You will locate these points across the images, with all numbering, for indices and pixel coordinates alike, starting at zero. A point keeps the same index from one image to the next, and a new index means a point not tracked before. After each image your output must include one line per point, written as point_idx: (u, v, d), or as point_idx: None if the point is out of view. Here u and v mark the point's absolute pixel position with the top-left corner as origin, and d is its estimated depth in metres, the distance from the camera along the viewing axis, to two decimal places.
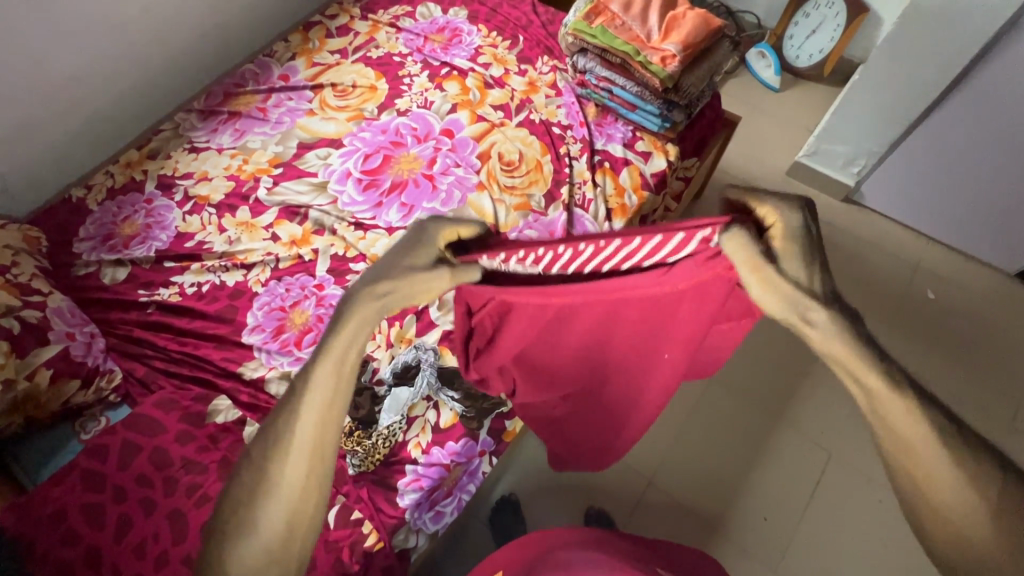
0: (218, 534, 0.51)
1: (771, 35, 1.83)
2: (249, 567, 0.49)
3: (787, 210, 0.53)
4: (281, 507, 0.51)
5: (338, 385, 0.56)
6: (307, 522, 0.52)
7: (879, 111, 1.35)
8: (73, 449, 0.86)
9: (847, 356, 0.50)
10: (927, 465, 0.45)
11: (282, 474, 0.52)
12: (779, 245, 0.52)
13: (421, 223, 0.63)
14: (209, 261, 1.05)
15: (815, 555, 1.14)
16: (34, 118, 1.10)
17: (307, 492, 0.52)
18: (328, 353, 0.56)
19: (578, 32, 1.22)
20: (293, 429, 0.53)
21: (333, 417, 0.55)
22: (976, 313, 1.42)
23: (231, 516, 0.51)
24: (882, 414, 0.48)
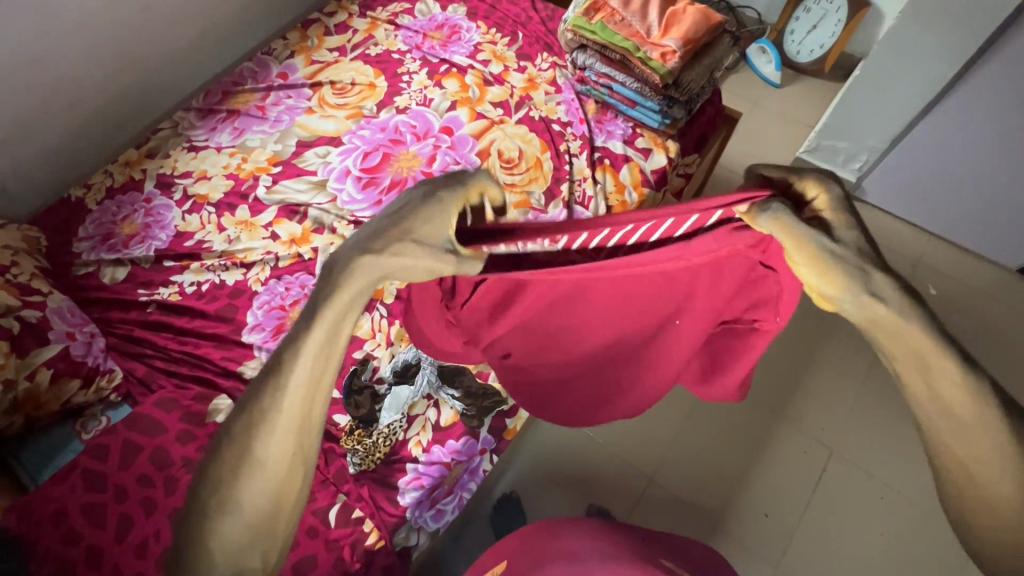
0: (196, 510, 0.44)
1: (770, 30, 1.80)
2: (229, 548, 0.43)
3: (829, 183, 0.55)
4: (264, 483, 0.44)
5: (329, 355, 0.48)
6: (293, 500, 0.46)
7: (878, 108, 1.37)
8: (73, 449, 0.85)
9: (915, 336, 0.50)
10: (984, 457, 0.46)
11: (267, 449, 0.45)
12: (831, 218, 0.54)
13: (434, 188, 0.52)
14: (209, 260, 1.05)
15: (816, 551, 1.14)
16: (33, 118, 1.10)
17: (293, 472, 0.46)
18: (320, 319, 0.48)
19: (578, 28, 1.21)
20: (281, 403, 0.46)
21: (324, 389, 0.48)
22: (978, 309, 1.41)
23: (211, 494, 0.44)
24: (938, 393, 0.49)
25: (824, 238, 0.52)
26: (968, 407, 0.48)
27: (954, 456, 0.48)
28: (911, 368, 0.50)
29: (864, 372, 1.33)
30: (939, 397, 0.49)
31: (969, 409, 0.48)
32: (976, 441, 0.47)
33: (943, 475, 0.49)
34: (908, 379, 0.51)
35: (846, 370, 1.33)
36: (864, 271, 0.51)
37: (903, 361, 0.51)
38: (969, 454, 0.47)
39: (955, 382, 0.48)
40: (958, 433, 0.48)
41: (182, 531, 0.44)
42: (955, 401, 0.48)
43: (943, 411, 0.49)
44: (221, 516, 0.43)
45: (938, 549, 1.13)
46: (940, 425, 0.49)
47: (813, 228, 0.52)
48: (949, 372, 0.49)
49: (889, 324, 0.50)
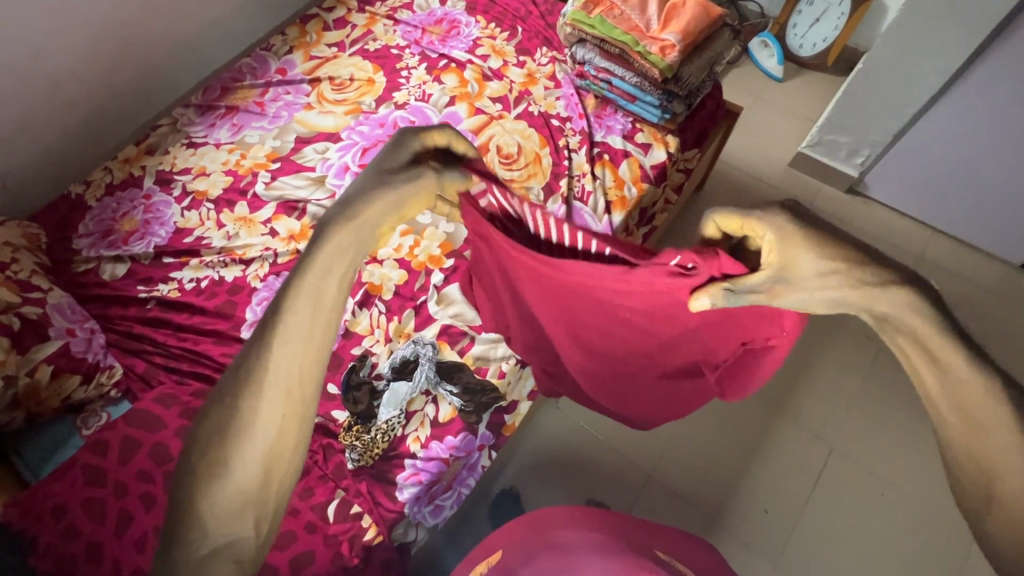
0: (190, 480, 0.52)
1: (774, 23, 1.80)
2: (227, 505, 0.52)
3: (771, 220, 0.54)
4: (258, 448, 0.52)
5: (314, 326, 0.58)
6: (283, 461, 0.54)
7: (881, 104, 1.34)
8: (74, 445, 0.86)
9: (927, 337, 0.50)
10: (995, 450, 0.45)
11: (257, 413, 0.53)
12: (782, 261, 0.54)
13: (401, 134, 0.70)
14: (208, 256, 1.05)
15: (815, 547, 1.13)
16: (32, 114, 1.10)
17: (283, 436, 0.53)
18: (299, 290, 0.58)
19: (576, 22, 1.21)
20: (269, 365, 0.54)
21: (311, 355, 0.57)
22: (981, 305, 1.40)
23: (202, 459, 0.51)
24: (954, 397, 0.48)
25: (790, 287, 0.54)
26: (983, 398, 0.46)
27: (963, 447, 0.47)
28: (924, 365, 0.50)
29: (866, 368, 1.32)
30: (953, 391, 0.48)
31: (979, 401, 0.46)
32: (990, 432, 0.45)
33: (958, 472, 0.48)
34: (922, 375, 0.51)
35: (847, 366, 1.32)
36: (853, 287, 0.51)
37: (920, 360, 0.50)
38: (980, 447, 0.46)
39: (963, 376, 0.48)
40: (970, 427, 0.47)
41: (178, 497, 0.52)
42: (964, 393, 0.47)
43: (958, 404, 0.48)
44: (211, 480, 0.51)
45: (940, 545, 1.13)
46: (953, 421, 0.48)
47: (763, 279, 0.56)
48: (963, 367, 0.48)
49: (892, 319, 0.51)
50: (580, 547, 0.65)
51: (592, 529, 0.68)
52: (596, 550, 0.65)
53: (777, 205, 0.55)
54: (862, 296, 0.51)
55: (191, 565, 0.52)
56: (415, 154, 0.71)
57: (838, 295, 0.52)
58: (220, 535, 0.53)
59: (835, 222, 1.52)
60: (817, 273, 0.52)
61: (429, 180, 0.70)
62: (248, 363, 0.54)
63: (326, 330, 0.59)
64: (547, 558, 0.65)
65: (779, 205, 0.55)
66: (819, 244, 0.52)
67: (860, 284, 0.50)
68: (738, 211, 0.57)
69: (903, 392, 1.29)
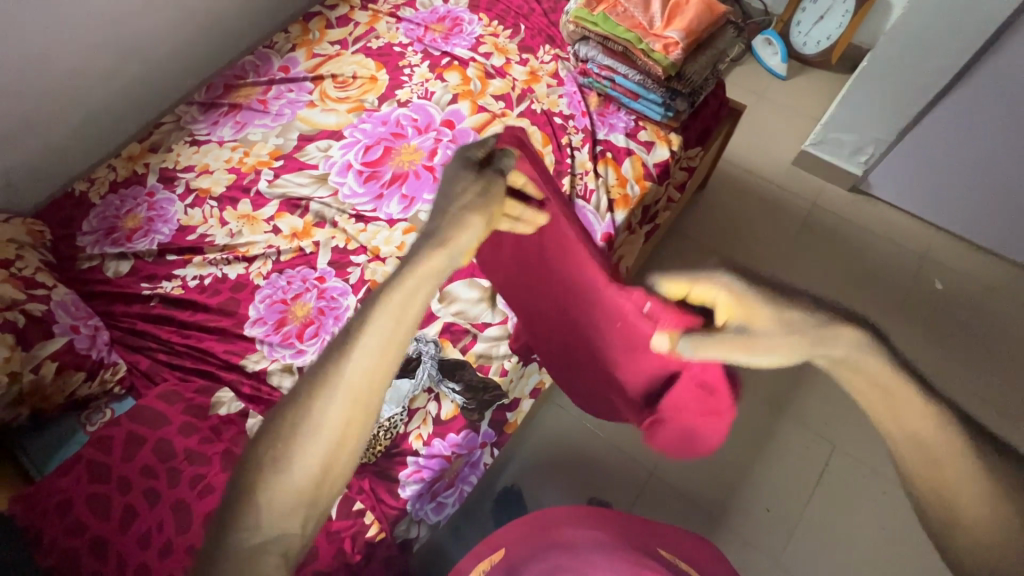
0: (262, 470, 0.67)
1: (777, 21, 1.79)
2: (286, 492, 0.65)
3: (723, 284, 0.77)
4: (318, 448, 0.66)
5: (380, 355, 0.75)
6: (340, 466, 0.68)
7: (886, 101, 1.33)
8: (79, 440, 0.87)
9: (883, 375, 0.70)
10: (948, 481, 0.63)
11: (324, 417, 0.68)
12: (743, 316, 0.74)
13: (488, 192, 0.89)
14: (211, 253, 1.05)
15: (818, 545, 1.14)
16: (35, 112, 1.10)
17: (344, 438, 0.68)
18: (370, 326, 0.77)
19: (580, 19, 1.21)
20: (340, 376, 0.71)
21: (371, 381, 0.72)
22: (984, 304, 1.40)
23: (272, 453, 0.67)
24: (911, 433, 0.67)
25: (758, 336, 0.73)
26: (939, 437, 0.64)
27: (917, 464, 0.65)
28: (879, 400, 0.70)
29: None
30: (898, 421, 0.68)
31: (940, 442, 0.64)
32: (946, 465, 0.63)
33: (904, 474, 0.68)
34: (885, 411, 0.70)
35: None
36: (807, 333, 0.72)
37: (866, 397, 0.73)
38: (933, 468, 0.64)
39: (921, 421, 0.66)
40: (922, 452, 0.65)
41: (250, 479, 0.67)
42: (918, 428, 0.66)
43: (913, 433, 0.67)
44: (280, 467, 0.66)
45: None
46: (908, 445, 0.67)
47: (734, 333, 0.74)
48: (912, 405, 0.67)
49: (848, 360, 0.72)
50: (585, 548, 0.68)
51: (593, 528, 0.70)
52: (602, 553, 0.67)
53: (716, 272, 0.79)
54: (809, 342, 0.72)
55: (246, 542, 0.64)
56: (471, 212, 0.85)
57: (790, 338, 0.73)
58: (273, 524, 0.65)
59: (838, 221, 1.52)
60: (777, 321, 0.73)
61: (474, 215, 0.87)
62: (322, 374, 0.72)
63: (390, 354, 0.76)
64: (552, 557, 0.68)
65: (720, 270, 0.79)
66: (765, 299, 0.74)
67: (811, 328, 0.72)
68: (690, 276, 0.79)
69: None
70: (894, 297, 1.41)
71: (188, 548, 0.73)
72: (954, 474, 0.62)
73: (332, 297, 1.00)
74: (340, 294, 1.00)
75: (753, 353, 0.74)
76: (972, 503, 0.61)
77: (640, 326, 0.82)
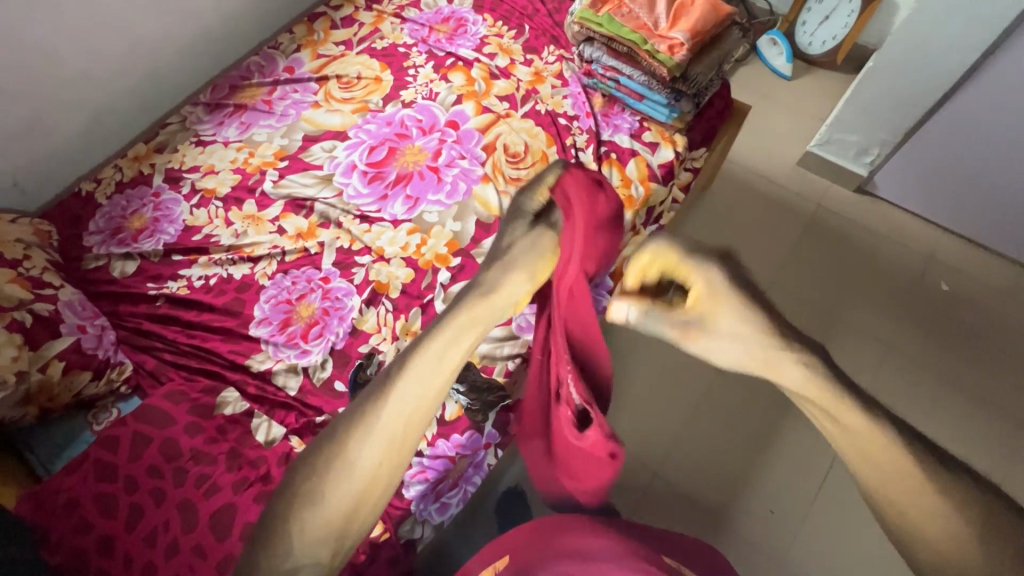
0: (290, 501, 0.58)
1: (782, 21, 1.79)
2: (312, 533, 0.57)
3: (704, 273, 0.71)
4: (350, 486, 0.58)
5: (422, 393, 0.65)
6: (370, 504, 0.60)
7: (892, 103, 1.32)
8: (85, 440, 0.88)
9: (820, 394, 0.56)
10: (912, 497, 0.47)
11: (359, 456, 0.60)
12: (707, 310, 0.68)
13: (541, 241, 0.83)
14: (216, 254, 1.06)
15: (821, 548, 1.13)
16: (42, 113, 1.11)
17: (374, 483, 0.59)
18: (420, 359, 0.67)
19: (584, 20, 1.20)
20: (379, 416, 0.62)
21: (418, 417, 0.64)
22: (990, 305, 1.39)
23: (305, 484, 0.59)
24: (862, 450, 0.51)
25: (707, 331, 0.67)
26: (888, 454, 0.50)
27: (886, 498, 0.49)
28: (824, 417, 0.55)
29: (874, 368, 1.32)
30: (867, 453, 0.51)
31: (883, 454, 0.50)
32: (896, 483, 0.48)
33: (885, 523, 0.49)
34: (827, 431, 0.55)
35: (855, 367, 1.32)
36: (757, 335, 0.63)
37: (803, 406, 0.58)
38: (900, 500, 0.48)
39: (883, 443, 0.50)
40: (885, 484, 0.49)
41: (279, 508, 0.59)
42: (867, 446, 0.51)
43: (857, 451, 0.52)
44: (308, 506, 0.58)
45: None
46: (861, 469, 0.51)
47: (680, 318, 0.70)
48: (854, 419, 0.53)
49: (799, 386, 0.58)
50: (599, 554, 0.66)
51: (605, 536, 0.69)
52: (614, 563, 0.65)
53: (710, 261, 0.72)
54: (765, 361, 0.61)
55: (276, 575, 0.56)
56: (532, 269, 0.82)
57: (742, 350, 0.63)
58: (304, 556, 0.56)
59: (842, 222, 1.52)
60: (733, 323, 0.66)
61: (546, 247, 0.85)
62: (363, 409, 0.63)
63: (433, 397, 0.66)
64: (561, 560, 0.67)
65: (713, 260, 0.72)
66: (744, 302, 0.66)
67: (775, 342, 0.62)
68: (682, 250, 0.75)
69: (909, 394, 1.28)
70: (898, 298, 1.41)
71: (194, 546, 0.74)
72: (918, 505, 0.47)
73: (336, 298, 1.00)
74: (344, 295, 1.00)
75: (697, 350, 0.68)
76: (952, 549, 0.44)
77: (564, 417, 0.85)
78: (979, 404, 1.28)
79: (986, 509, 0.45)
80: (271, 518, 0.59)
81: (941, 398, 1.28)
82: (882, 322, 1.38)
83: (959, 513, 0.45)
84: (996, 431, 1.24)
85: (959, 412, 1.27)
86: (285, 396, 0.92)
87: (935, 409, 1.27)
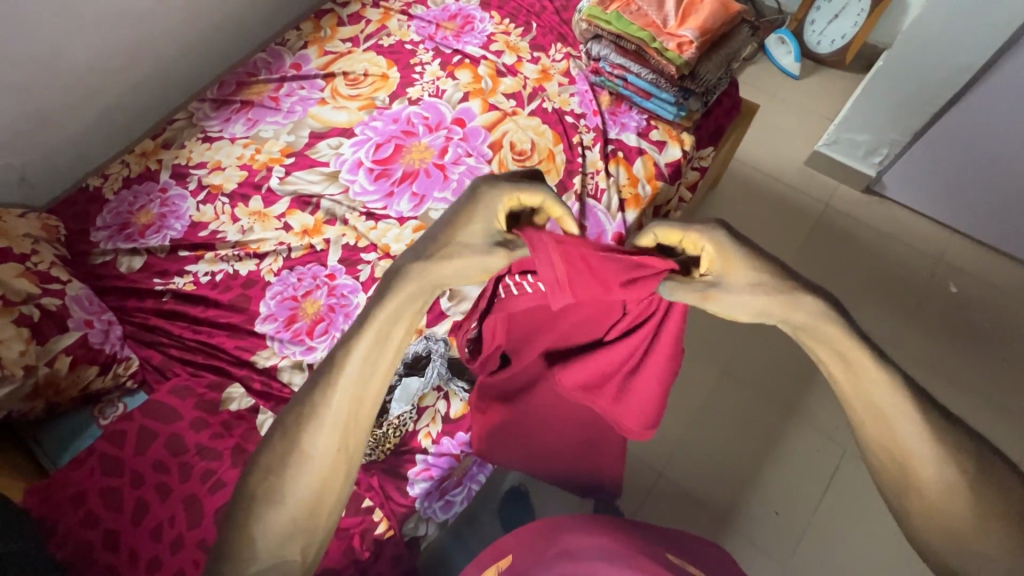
0: (246, 504, 0.50)
1: (792, 19, 1.77)
2: (276, 531, 0.50)
3: (710, 234, 0.61)
4: (310, 478, 0.51)
5: (374, 370, 0.56)
6: (336, 487, 0.53)
7: (903, 101, 1.31)
8: (92, 433, 0.88)
9: (837, 339, 0.54)
10: (919, 456, 0.48)
11: (313, 445, 0.52)
12: (720, 268, 0.59)
13: (479, 186, 0.62)
14: (222, 250, 1.06)
15: (827, 550, 1.13)
16: (51, 107, 1.11)
17: (337, 467, 0.53)
18: (373, 323, 0.57)
19: (592, 18, 1.20)
20: (330, 405, 0.53)
21: (370, 393, 0.56)
22: (1000, 308, 1.38)
23: (261, 483, 0.50)
24: (863, 389, 0.52)
25: (722, 291, 0.58)
26: (895, 403, 0.50)
27: (888, 448, 0.50)
28: (835, 362, 0.54)
29: None
30: (868, 394, 0.51)
31: (889, 401, 0.50)
32: (893, 424, 0.50)
33: (875, 463, 0.51)
34: (833, 379, 0.55)
35: None
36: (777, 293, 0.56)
37: (815, 352, 0.56)
38: (898, 447, 0.49)
39: (889, 392, 0.50)
40: (883, 429, 0.50)
41: (235, 514, 0.50)
42: (871, 392, 0.51)
43: (863, 396, 0.52)
44: (268, 504, 0.50)
45: None
46: (864, 416, 0.52)
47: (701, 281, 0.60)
48: (868, 365, 0.52)
49: (810, 329, 0.55)
50: (590, 553, 0.64)
51: (602, 536, 0.67)
52: (605, 556, 0.64)
53: (714, 221, 0.62)
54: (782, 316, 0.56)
55: None
56: (494, 222, 0.62)
57: (763, 300, 0.56)
58: (269, 556, 0.49)
59: (849, 222, 1.51)
60: (748, 282, 0.57)
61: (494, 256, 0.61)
62: (310, 397, 0.54)
63: (386, 371, 0.57)
64: (558, 562, 0.65)
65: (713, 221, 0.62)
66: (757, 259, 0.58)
67: (782, 291, 0.56)
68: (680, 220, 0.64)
69: None
70: (907, 300, 1.40)
71: (199, 542, 0.74)
72: (918, 455, 0.48)
73: (342, 295, 1.00)
74: (350, 292, 1.00)
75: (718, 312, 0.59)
76: (945, 502, 0.46)
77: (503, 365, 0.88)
78: (987, 407, 1.27)
79: (973, 457, 0.47)
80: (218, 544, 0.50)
81: (950, 401, 1.27)
82: (887, 323, 1.37)
83: (956, 466, 0.47)
84: (1004, 434, 1.23)
85: (968, 415, 1.25)
86: (290, 393, 0.92)
87: None
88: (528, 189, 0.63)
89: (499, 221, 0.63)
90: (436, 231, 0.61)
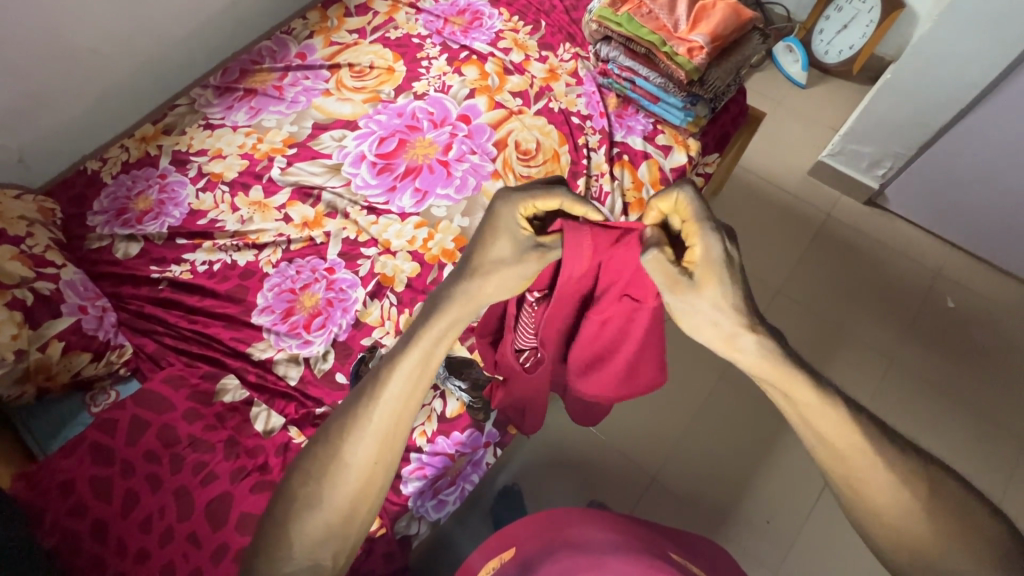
0: (288, 504, 0.52)
1: (800, 28, 1.76)
2: (311, 536, 0.51)
3: (711, 241, 0.58)
4: (348, 487, 0.52)
5: (416, 385, 0.57)
6: (370, 498, 0.54)
7: (910, 115, 1.30)
8: (83, 421, 0.88)
9: (777, 375, 0.54)
10: (873, 484, 0.49)
11: (353, 454, 0.53)
12: (700, 274, 0.58)
13: (500, 206, 0.65)
14: (220, 239, 1.05)
15: (815, 557, 1.13)
16: (48, 91, 1.10)
17: (372, 478, 0.53)
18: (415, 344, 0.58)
19: (603, 19, 1.18)
20: (371, 416, 0.55)
21: (409, 409, 0.56)
22: (997, 324, 1.39)
23: (302, 488, 0.52)
24: (814, 427, 0.52)
25: (693, 294, 0.57)
26: (845, 438, 0.51)
27: (847, 481, 0.50)
28: (777, 394, 0.55)
29: (876, 385, 1.31)
30: (813, 427, 0.52)
31: (845, 440, 0.51)
32: (855, 461, 0.50)
33: (834, 489, 0.52)
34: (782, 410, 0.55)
35: (857, 378, 1.32)
36: (740, 315, 0.56)
37: (760, 385, 0.56)
38: (858, 479, 0.50)
39: (830, 418, 0.51)
40: (839, 461, 0.51)
41: (272, 514, 0.52)
42: (829, 432, 0.51)
43: (812, 430, 0.52)
44: (307, 508, 0.51)
45: None
46: (820, 451, 0.52)
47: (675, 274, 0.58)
48: (808, 399, 0.52)
49: (763, 373, 0.55)
50: (604, 549, 0.62)
51: (611, 532, 0.66)
52: (613, 550, 0.62)
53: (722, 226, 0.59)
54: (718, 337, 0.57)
55: None
56: (518, 230, 0.65)
57: (718, 321, 0.57)
58: (303, 558, 0.50)
59: (851, 233, 1.51)
60: (713, 302, 0.57)
61: (529, 263, 0.65)
62: (352, 410, 0.55)
63: (425, 388, 0.58)
64: (568, 556, 0.62)
65: (721, 229, 0.58)
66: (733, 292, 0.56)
67: (738, 322, 0.56)
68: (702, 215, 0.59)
69: (911, 411, 1.28)
70: (905, 313, 1.40)
71: (189, 535, 0.73)
72: (870, 483, 0.49)
73: (341, 289, 0.99)
74: (349, 286, 0.99)
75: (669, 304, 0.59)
76: (905, 523, 0.48)
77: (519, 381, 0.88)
78: (978, 422, 1.27)
79: (928, 480, 0.49)
80: (256, 544, 0.51)
81: (943, 416, 1.28)
82: (883, 336, 1.38)
83: (909, 489, 0.48)
84: (994, 449, 1.24)
85: (961, 429, 1.26)
86: (285, 386, 0.92)
87: (936, 426, 1.26)
88: (544, 197, 0.66)
89: (525, 229, 0.66)
90: (473, 245, 0.64)
